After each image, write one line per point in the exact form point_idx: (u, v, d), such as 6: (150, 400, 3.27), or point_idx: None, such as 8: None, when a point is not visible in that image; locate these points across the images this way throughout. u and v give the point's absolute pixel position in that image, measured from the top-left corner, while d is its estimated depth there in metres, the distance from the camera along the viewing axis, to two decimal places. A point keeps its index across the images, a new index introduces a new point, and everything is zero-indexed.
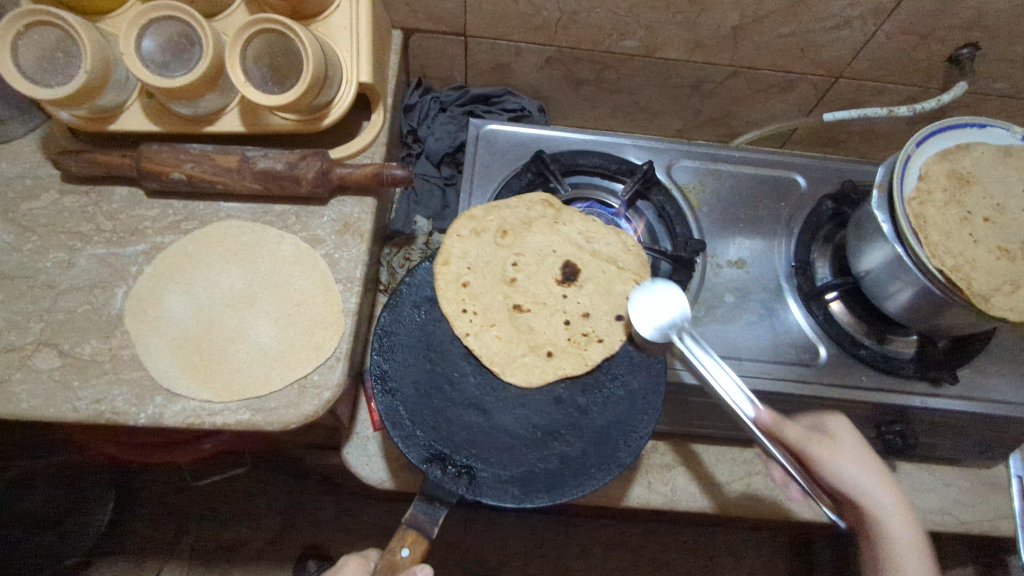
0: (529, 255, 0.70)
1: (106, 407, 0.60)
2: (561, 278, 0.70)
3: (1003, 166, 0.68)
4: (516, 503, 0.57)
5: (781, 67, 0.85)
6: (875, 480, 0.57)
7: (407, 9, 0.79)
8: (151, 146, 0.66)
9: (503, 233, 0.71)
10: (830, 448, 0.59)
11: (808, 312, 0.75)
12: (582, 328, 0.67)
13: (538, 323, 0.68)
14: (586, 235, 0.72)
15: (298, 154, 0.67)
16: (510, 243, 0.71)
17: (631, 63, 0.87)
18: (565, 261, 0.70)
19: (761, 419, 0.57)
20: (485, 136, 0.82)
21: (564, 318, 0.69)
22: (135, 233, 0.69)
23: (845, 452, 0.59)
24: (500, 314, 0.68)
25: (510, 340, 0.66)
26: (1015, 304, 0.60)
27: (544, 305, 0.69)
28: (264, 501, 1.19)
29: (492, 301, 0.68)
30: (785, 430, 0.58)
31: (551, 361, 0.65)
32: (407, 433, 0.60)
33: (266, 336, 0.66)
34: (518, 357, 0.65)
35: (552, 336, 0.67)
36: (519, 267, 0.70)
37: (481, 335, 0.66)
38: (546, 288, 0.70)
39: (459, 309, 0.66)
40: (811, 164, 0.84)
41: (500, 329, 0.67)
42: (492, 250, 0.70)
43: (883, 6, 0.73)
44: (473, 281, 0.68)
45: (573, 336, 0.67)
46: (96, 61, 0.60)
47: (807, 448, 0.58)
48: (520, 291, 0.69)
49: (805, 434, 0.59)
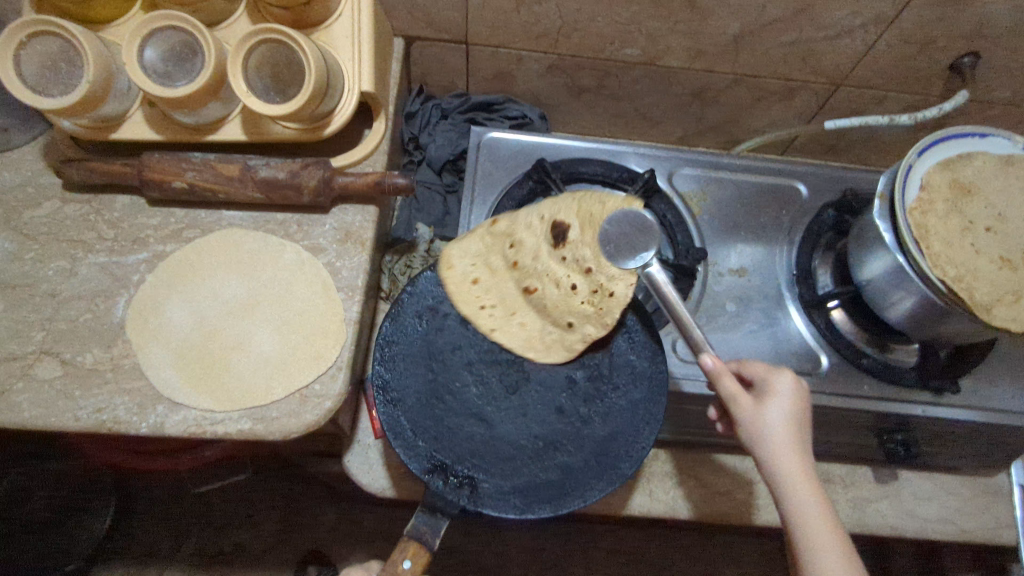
0: (523, 230, 0.68)
1: (107, 417, 0.60)
2: (556, 242, 0.68)
3: (1005, 176, 0.68)
4: (517, 514, 0.57)
5: (782, 75, 0.85)
6: (788, 452, 0.55)
7: (408, 17, 0.80)
8: (153, 155, 0.66)
9: (494, 219, 0.69)
10: (755, 412, 0.56)
11: (809, 320, 0.75)
12: (593, 283, 0.66)
13: (552, 296, 0.68)
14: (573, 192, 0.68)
15: (300, 163, 0.67)
16: (497, 230, 0.69)
17: (632, 71, 0.87)
18: (554, 222, 0.68)
19: (705, 366, 0.57)
20: (486, 144, 0.82)
21: (575, 277, 0.67)
22: (136, 241, 0.69)
23: (771, 418, 0.56)
24: (518, 301, 0.69)
25: (532, 322, 0.67)
26: (1017, 314, 0.60)
27: (551, 276, 0.68)
28: (263, 507, 1.19)
29: (504, 291, 0.69)
30: (722, 383, 0.57)
31: (573, 332, 0.66)
32: (408, 443, 0.60)
33: (268, 345, 0.66)
34: (546, 338, 0.67)
35: (569, 305, 0.67)
36: (515, 247, 0.69)
37: (506, 325, 0.67)
38: (546, 258, 0.68)
39: (477, 308, 0.67)
40: (812, 172, 0.84)
41: (522, 316, 0.68)
42: (484, 241, 0.69)
43: (884, 15, 0.73)
44: (482, 274, 0.69)
45: (590, 295, 0.66)
46: (98, 71, 0.60)
47: (734, 408, 0.57)
48: (524, 270, 0.69)
49: (736, 392, 0.56)
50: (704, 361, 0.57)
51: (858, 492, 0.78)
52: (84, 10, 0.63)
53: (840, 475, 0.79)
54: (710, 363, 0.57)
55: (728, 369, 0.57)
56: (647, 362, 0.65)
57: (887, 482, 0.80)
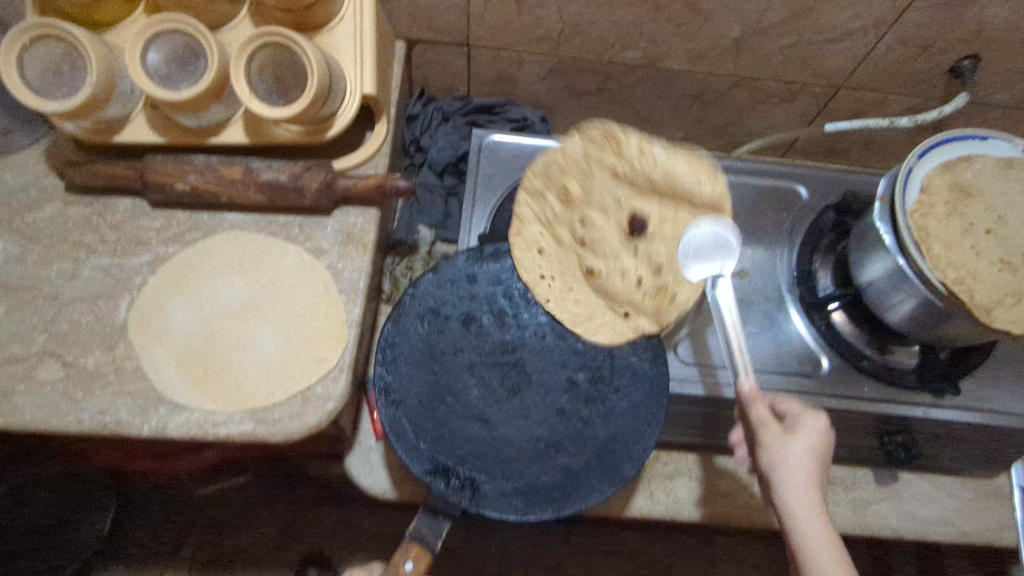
0: (597, 211, 0.73)
1: (110, 419, 0.60)
2: (631, 233, 0.72)
3: (1005, 178, 0.68)
4: (519, 515, 0.58)
5: (782, 77, 0.86)
6: (805, 485, 0.56)
7: (410, 19, 0.80)
8: (155, 158, 0.67)
9: (566, 191, 0.73)
10: (779, 442, 0.57)
11: (810, 322, 0.75)
12: (656, 281, 0.70)
13: (611, 282, 0.72)
14: (651, 188, 0.72)
15: (301, 166, 0.68)
16: (573, 205, 0.73)
17: (633, 74, 0.87)
18: (631, 211, 0.72)
19: (742, 389, 0.60)
20: (487, 147, 0.82)
21: (639, 270, 0.71)
22: (138, 244, 0.69)
23: (794, 450, 0.57)
24: (575, 279, 0.72)
25: (589, 301, 0.70)
26: (1016, 316, 0.60)
27: (616, 264, 0.72)
28: (264, 509, 1.19)
29: (566, 266, 0.72)
30: (755, 409, 0.59)
31: (629, 319, 0.69)
32: (410, 445, 0.60)
33: (270, 347, 0.66)
34: (597, 318, 0.69)
35: (627, 295, 0.71)
36: (587, 228, 0.73)
37: (560, 299, 0.69)
38: (618, 245, 0.72)
39: (539, 275, 0.70)
40: (813, 174, 0.84)
41: (577, 294, 0.71)
42: (558, 214, 0.73)
43: (885, 18, 0.74)
44: (549, 247, 0.72)
45: (648, 290, 0.70)
46: (101, 74, 0.60)
47: (760, 435, 0.58)
48: (590, 253, 0.73)
49: (766, 420, 0.59)
50: (742, 385, 0.60)
51: (859, 493, 0.78)
52: (88, 13, 0.63)
53: (840, 477, 0.80)
54: (746, 388, 0.60)
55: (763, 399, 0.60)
56: (649, 365, 0.65)
57: (887, 483, 0.80)
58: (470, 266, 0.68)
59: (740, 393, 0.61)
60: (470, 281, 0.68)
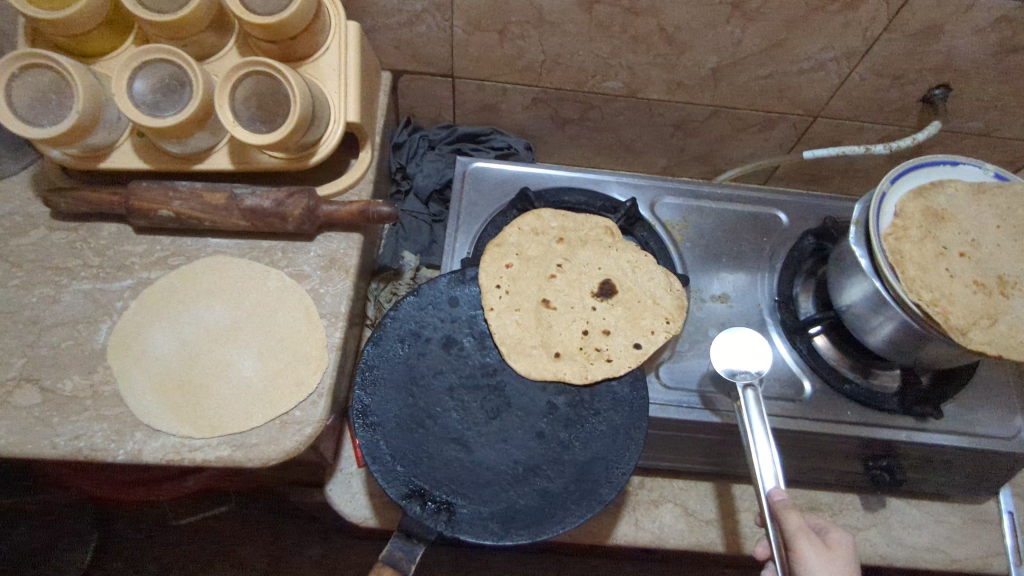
0: (576, 266, 0.73)
1: (84, 444, 0.60)
2: (597, 292, 0.71)
3: (977, 203, 0.69)
4: (494, 540, 0.57)
5: (760, 107, 0.88)
6: None
7: (395, 51, 0.82)
8: (140, 184, 0.67)
9: (561, 240, 0.74)
10: (820, 552, 0.55)
11: (791, 346, 0.75)
12: (597, 342, 0.68)
13: (558, 322, 0.70)
14: (633, 264, 0.73)
15: (285, 191, 0.69)
16: (563, 250, 0.74)
17: (615, 103, 0.89)
18: (606, 279, 0.72)
19: (774, 498, 0.57)
20: (471, 173, 0.83)
21: (583, 327, 0.69)
22: (121, 268, 0.70)
23: (832, 562, 0.55)
24: (528, 302, 0.70)
25: (527, 327, 0.68)
26: (992, 338, 0.60)
27: (571, 309, 0.71)
28: (249, 540, 1.17)
29: (527, 289, 0.71)
30: (789, 519, 0.56)
31: (556, 362, 0.66)
32: (386, 468, 0.60)
33: (249, 371, 0.66)
34: (528, 346, 0.67)
35: (565, 339, 0.68)
36: (562, 268, 0.73)
37: (503, 314, 0.69)
38: (580, 295, 0.71)
39: (493, 284, 0.70)
40: (792, 201, 0.85)
41: (522, 315, 0.69)
42: (544, 247, 0.74)
43: (855, 49, 0.76)
44: (517, 265, 0.72)
45: (586, 346, 0.68)
46: (88, 102, 0.62)
47: (800, 545, 0.56)
48: (554, 288, 0.72)
49: (805, 528, 0.56)
50: (772, 494, 0.57)
51: (846, 520, 0.78)
52: (78, 43, 0.65)
53: (826, 503, 0.80)
54: (778, 497, 0.57)
55: (795, 507, 0.57)
56: (629, 389, 0.65)
57: (874, 509, 0.80)
58: (451, 289, 0.69)
59: (771, 504, 0.57)
60: (452, 304, 0.69)
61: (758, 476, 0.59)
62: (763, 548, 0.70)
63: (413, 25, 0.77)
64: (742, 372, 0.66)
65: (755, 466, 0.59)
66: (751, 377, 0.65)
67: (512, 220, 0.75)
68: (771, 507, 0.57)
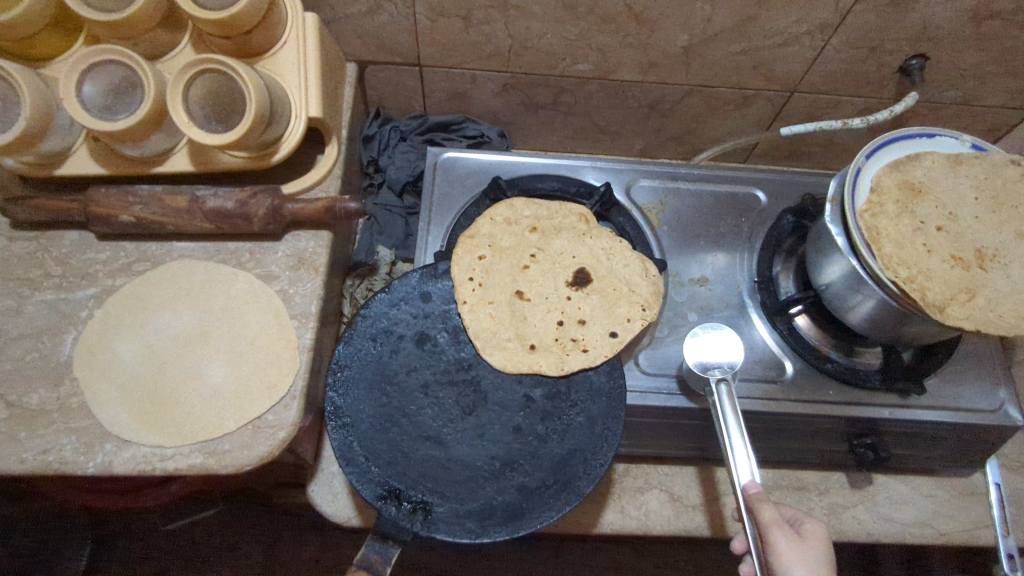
0: (550, 255, 0.72)
1: (53, 458, 0.59)
2: (572, 281, 0.70)
3: (954, 174, 0.68)
4: (472, 539, 0.56)
5: (736, 84, 0.86)
6: None
7: (359, 41, 0.80)
8: (98, 190, 0.66)
9: (534, 229, 0.73)
10: (793, 542, 0.55)
11: (772, 327, 0.74)
12: (573, 332, 0.67)
13: (533, 313, 0.68)
14: (608, 252, 0.72)
15: (248, 192, 0.67)
16: (536, 239, 0.72)
17: (587, 86, 0.88)
18: (581, 267, 0.71)
19: (749, 491, 0.56)
20: (442, 164, 0.81)
21: (559, 317, 0.68)
22: (85, 277, 0.68)
23: (806, 553, 0.55)
24: (502, 294, 0.69)
25: (501, 320, 0.67)
26: (970, 313, 0.60)
27: (545, 299, 0.69)
28: (244, 537, 1.16)
29: (500, 281, 0.70)
30: (763, 511, 0.55)
31: (531, 355, 0.65)
32: (361, 469, 0.59)
33: (219, 376, 0.64)
34: (503, 339, 0.66)
35: (541, 330, 0.67)
36: (536, 258, 0.71)
37: (476, 307, 0.67)
38: (554, 285, 0.70)
39: (466, 277, 0.69)
40: (770, 178, 0.84)
41: (496, 308, 0.68)
42: (517, 238, 0.72)
43: (828, 22, 0.74)
44: (490, 257, 0.71)
45: (561, 336, 0.67)
46: (37, 109, 0.60)
47: (774, 537, 0.55)
48: (528, 279, 0.70)
49: (779, 520, 0.55)
50: (747, 488, 0.56)
51: (833, 498, 0.78)
52: (25, 47, 0.63)
53: (813, 482, 0.80)
54: (753, 490, 0.56)
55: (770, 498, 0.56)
56: (606, 379, 0.64)
57: (861, 487, 0.80)
58: (423, 284, 0.68)
59: (746, 497, 0.56)
60: (424, 299, 0.68)
61: (733, 470, 0.57)
62: (740, 542, 0.66)
63: (374, 14, 0.75)
64: (715, 367, 0.64)
65: (730, 460, 0.58)
66: (723, 371, 0.63)
67: (485, 210, 0.74)
68: (747, 500, 0.56)
